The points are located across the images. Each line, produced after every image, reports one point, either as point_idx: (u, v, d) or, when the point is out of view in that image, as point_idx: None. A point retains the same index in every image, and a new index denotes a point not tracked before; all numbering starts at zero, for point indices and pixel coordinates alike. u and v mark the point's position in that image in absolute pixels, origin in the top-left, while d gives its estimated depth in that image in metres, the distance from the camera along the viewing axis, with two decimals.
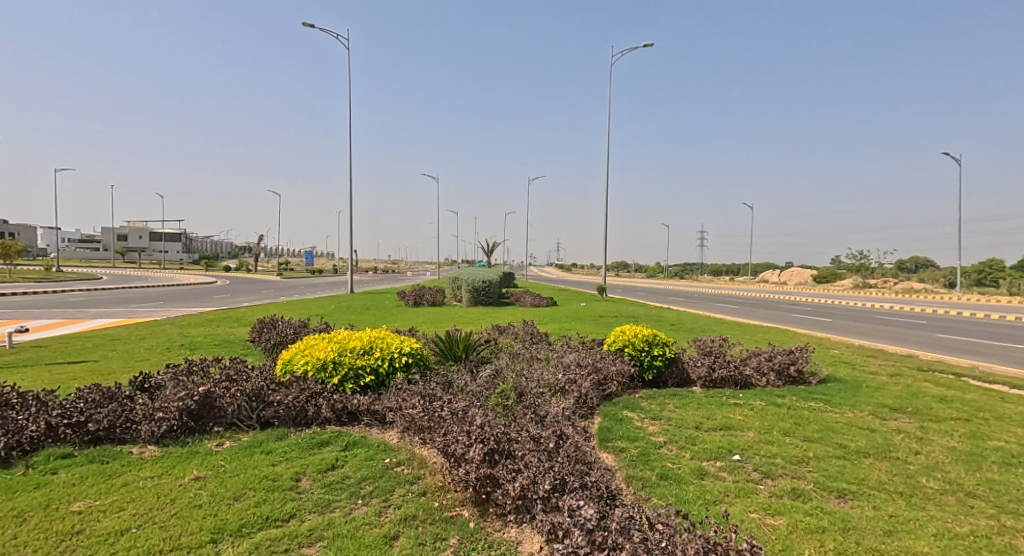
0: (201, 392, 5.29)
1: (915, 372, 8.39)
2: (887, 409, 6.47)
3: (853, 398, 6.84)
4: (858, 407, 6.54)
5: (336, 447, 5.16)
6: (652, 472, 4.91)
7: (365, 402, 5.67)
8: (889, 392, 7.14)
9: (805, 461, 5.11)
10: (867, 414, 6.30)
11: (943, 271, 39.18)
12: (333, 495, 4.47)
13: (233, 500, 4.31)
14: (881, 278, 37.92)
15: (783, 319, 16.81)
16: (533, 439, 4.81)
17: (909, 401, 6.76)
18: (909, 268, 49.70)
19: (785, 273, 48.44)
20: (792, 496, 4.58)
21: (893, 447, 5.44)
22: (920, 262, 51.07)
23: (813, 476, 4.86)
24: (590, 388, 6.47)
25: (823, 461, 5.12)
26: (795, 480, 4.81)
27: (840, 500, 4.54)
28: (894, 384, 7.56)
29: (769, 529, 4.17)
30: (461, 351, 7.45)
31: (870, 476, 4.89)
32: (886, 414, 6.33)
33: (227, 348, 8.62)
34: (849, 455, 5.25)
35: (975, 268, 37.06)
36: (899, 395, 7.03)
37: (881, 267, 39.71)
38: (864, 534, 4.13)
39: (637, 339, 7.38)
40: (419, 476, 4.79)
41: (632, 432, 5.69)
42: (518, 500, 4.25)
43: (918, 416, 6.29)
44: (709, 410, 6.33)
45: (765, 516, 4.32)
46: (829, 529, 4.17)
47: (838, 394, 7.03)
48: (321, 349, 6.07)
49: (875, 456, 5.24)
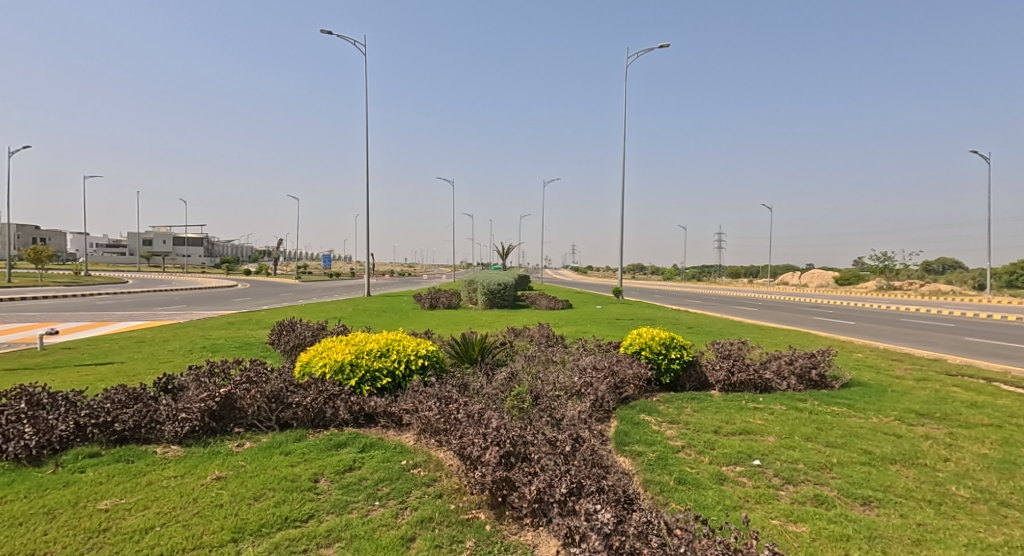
0: (222, 392, 5.38)
1: (942, 375, 8.29)
2: (914, 414, 6.40)
3: (878, 403, 6.76)
4: (883, 412, 6.47)
5: (353, 448, 5.23)
6: (670, 476, 4.90)
7: (382, 404, 5.72)
8: (915, 397, 7.05)
9: (827, 466, 5.08)
10: (893, 419, 6.24)
11: (970, 275, 38.53)
12: (351, 496, 4.53)
13: (253, 500, 4.38)
14: (906, 280, 37.42)
15: (802, 321, 16.72)
16: (550, 443, 4.83)
17: (936, 407, 6.66)
18: (934, 270, 49.05)
19: (807, 274, 48.13)
20: (815, 503, 4.55)
21: (921, 454, 5.38)
22: (945, 265, 50.12)
23: (837, 483, 4.83)
24: (607, 392, 6.46)
25: (846, 467, 5.07)
26: (818, 486, 4.79)
27: (865, 508, 4.51)
28: (921, 389, 7.46)
29: (791, 537, 4.15)
30: (478, 353, 7.50)
31: (898, 483, 4.84)
32: (913, 420, 6.25)
33: (247, 349, 8.75)
34: (874, 461, 5.20)
35: (1003, 272, 36.42)
36: (926, 399, 6.95)
37: (904, 269, 39.22)
38: (890, 543, 4.10)
39: (655, 342, 7.37)
40: (435, 478, 4.84)
41: (650, 436, 5.68)
42: (535, 503, 4.27)
43: (946, 422, 6.20)
44: (728, 414, 6.30)
45: (787, 523, 4.30)
46: (853, 537, 4.14)
47: (862, 399, 6.95)
48: (339, 351, 6.16)
49: (902, 463, 5.19)
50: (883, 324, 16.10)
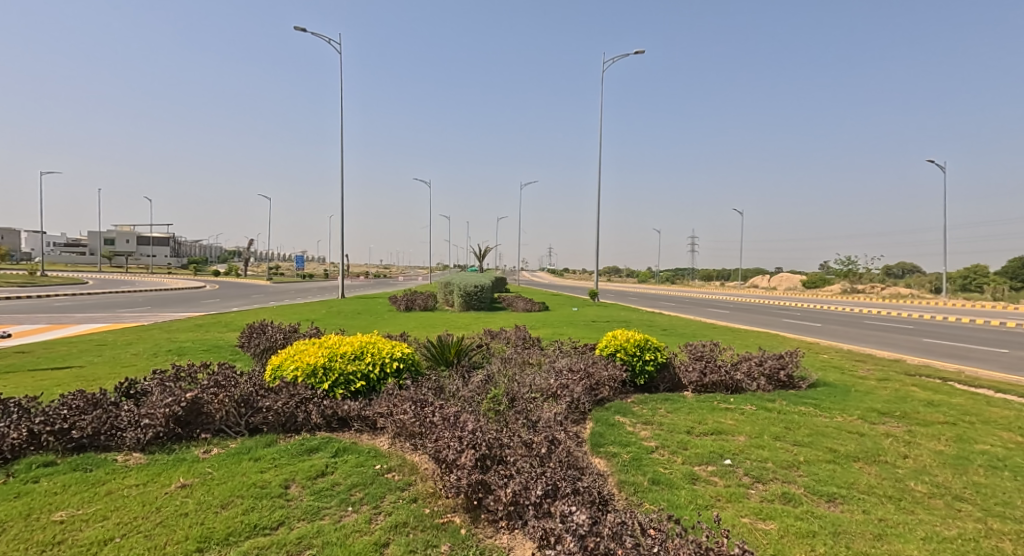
0: (188, 397, 5.21)
1: (902, 375, 8.42)
2: (876, 413, 6.47)
3: (842, 403, 6.83)
4: (848, 411, 6.53)
5: (326, 453, 5.11)
6: (644, 477, 4.87)
7: (356, 408, 5.62)
8: (878, 397, 7.13)
9: (795, 465, 5.09)
10: (856, 418, 6.31)
11: (928, 276, 39.81)
12: (323, 501, 4.41)
13: (221, 508, 4.25)
14: (868, 282, 38.45)
15: (770, 323, 16.97)
16: (525, 445, 4.77)
17: (896, 406, 6.75)
18: (893, 273, 50.53)
19: (774, 276, 49.06)
20: (783, 500, 4.55)
21: (882, 451, 5.43)
22: (905, 268, 51.41)
23: (803, 480, 4.84)
24: (582, 393, 6.43)
25: (813, 465, 5.09)
26: (786, 484, 4.79)
27: (830, 504, 4.52)
28: (883, 388, 7.55)
29: (760, 534, 4.14)
30: (454, 355, 7.43)
31: (860, 480, 4.87)
32: (875, 418, 6.32)
33: (215, 352, 8.52)
34: (839, 459, 5.23)
35: (958, 274, 37.79)
36: (887, 399, 7.03)
37: (868, 271, 40.24)
38: (854, 538, 4.11)
39: (630, 344, 7.37)
40: (410, 482, 4.75)
41: (624, 437, 5.65)
42: (510, 506, 4.19)
43: (906, 420, 6.29)
44: (701, 414, 6.30)
45: (756, 521, 4.29)
46: (819, 532, 4.15)
47: (828, 398, 7.01)
48: (311, 354, 6.01)
49: (865, 460, 5.22)
50: (848, 326, 16.45)
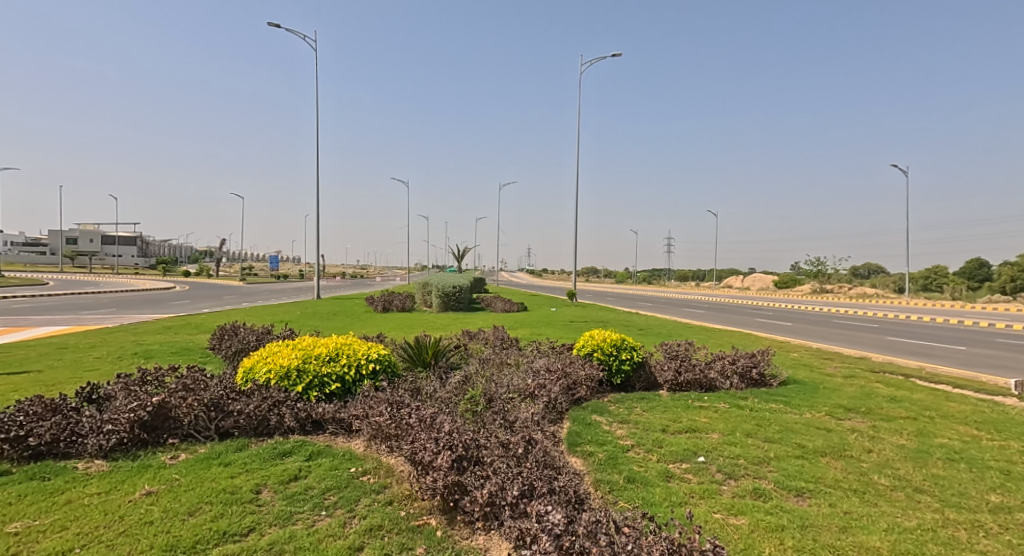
0: (154, 402, 5.07)
1: (868, 372, 8.55)
2: (842, 409, 6.54)
3: (811, 400, 6.90)
4: (816, 407, 6.59)
5: (299, 457, 5.00)
6: (620, 475, 4.85)
7: (330, 410, 5.52)
8: (844, 393, 7.22)
9: (766, 461, 5.11)
10: (824, 414, 6.37)
11: (893, 276, 40.73)
12: (295, 506, 4.31)
13: (188, 515, 4.13)
14: (837, 282, 39.18)
15: (742, 323, 17.16)
16: (502, 446, 4.72)
17: (862, 402, 6.83)
18: (860, 273, 51.52)
19: (747, 277, 49.70)
20: (754, 496, 4.56)
21: (847, 446, 5.49)
22: (872, 269, 52.45)
23: (774, 476, 4.85)
24: (560, 393, 6.40)
25: (783, 461, 5.12)
26: (757, 480, 4.80)
27: (799, 499, 4.54)
28: (849, 385, 7.65)
29: (732, 529, 4.14)
30: (431, 356, 7.35)
31: (827, 474, 4.90)
32: (841, 414, 6.38)
33: (184, 355, 8.32)
34: (807, 454, 5.27)
35: (921, 274, 38.72)
36: (853, 395, 7.12)
37: (836, 271, 40.98)
38: (820, 531, 4.12)
39: (606, 343, 7.36)
40: (385, 485, 4.66)
41: (600, 436, 5.63)
42: (486, 506, 4.14)
43: (870, 415, 6.37)
44: (675, 413, 6.31)
45: (728, 516, 4.29)
46: (788, 527, 4.15)
47: (797, 395, 7.08)
48: (285, 357, 5.89)
49: (831, 455, 5.27)
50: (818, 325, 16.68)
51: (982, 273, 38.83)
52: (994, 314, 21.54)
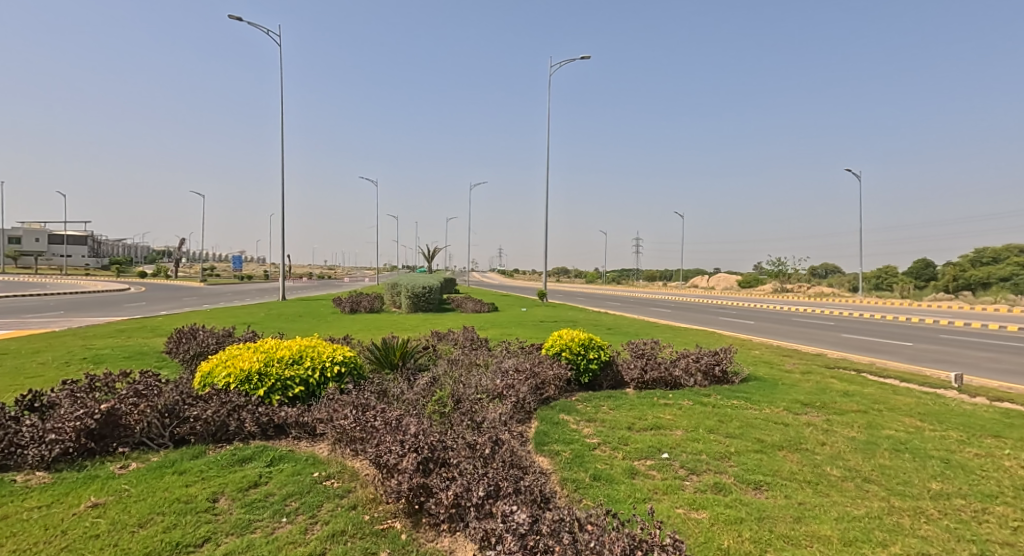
0: (102, 409, 4.87)
1: (824, 368, 8.71)
2: (799, 404, 6.63)
3: (770, 395, 6.97)
4: (774, 403, 6.66)
5: (260, 463, 4.85)
6: (586, 473, 4.81)
7: (293, 414, 5.37)
8: (801, 389, 7.32)
9: (726, 456, 5.12)
10: (782, 409, 6.44)
11: (847, 276, 41.77)
12: (254, 514, 4.17)
13: (137, 527, 3.96)
14: (796, 282, 40.00)
15: (706, 321, 17.38)
16: (469, 446, 4.64)
17: (817, 397, 6.93)
18: (818, 273, 52.77)
19: (712, 277, 50.43)
20: (714, 490, 4.56)
21: (803, 439, 5.54)
22: (829, 269, 53.72)
23: (734, 470, 4.87)
24: (528, 393, 6.34)
25: (742, 455, 5.14)
26: (718, 474, 4.81)
27: (757, 492, 4.55)
28: (806, 381, 7.76)
29: (693, 523, 4.13)
30: (399, 358, 7.22)
31: (783, 467, 4.94)
32: (797, 409, 6.46)
33: (138, 360, 8.04)
34: (765, 448, 5.30)
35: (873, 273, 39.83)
36: (809, 390, 7.22)
37: (795, 271, 41.86)
38: (776, 522, 4.14)
39: (574, 343, 7.33)
40: (349, 489, 4.54)
41: (567, 435, 5.59)
42: (452, 508, 4.05)
43: (824, 410, 6.46)
44: (641, 410, 6.31)
45: (689, 511, 4.28)
46: (746, 519, 4.16)
47: (757, 391, 7.15)
48: (245, 360, 5.70)
49: (788, 449, 5.31)
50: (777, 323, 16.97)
51: (928, 273, 40.16)
52: (940, 311, 22.26)
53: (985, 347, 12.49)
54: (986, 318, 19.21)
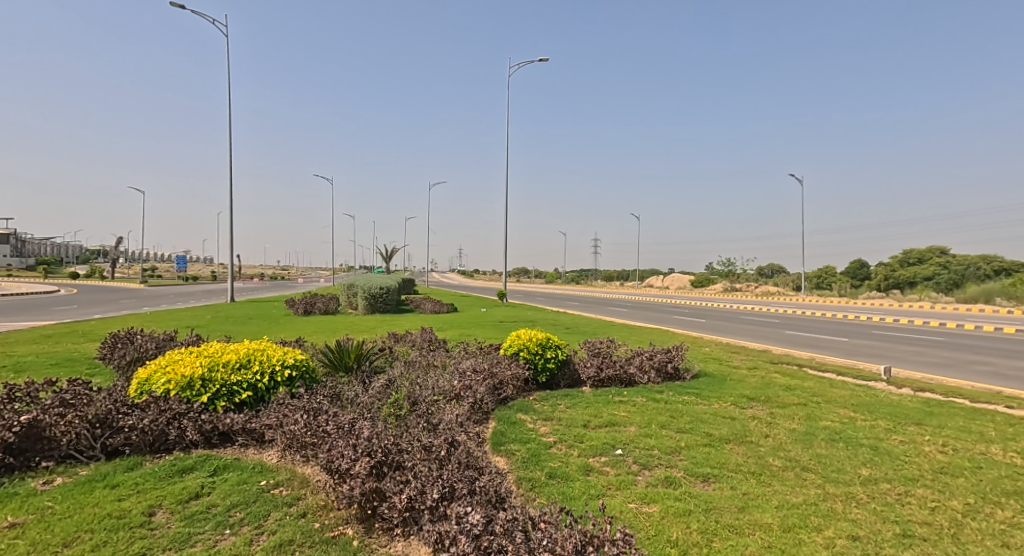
0: (24, 421, 4.53)
1: (769, 364, 8.85)
2: (745, 399, 6.68)
3: (719, 391, 7.01)
4: (723, 398, 6.71)
5: (202, 473, 4.59)
6: (541, 472, 4.71)
7: (240, 420, 5.12)
8: (746, 384, 7.40)
9: (677, 450, 5.10)
10: (729, 404, 6.48)
11: (789, 276, 42.86)
12: (195, 526, 3.93)
13: (62, 547, 3.68)
14: (745, 281, 40.87)
15: (659, 320, 17.56)
16: (425, 448, 4.47)
17: (762, 391, 7.01)
18: (766, 273, 54.13)
19: (666, 277, 51.17)
20: (665, 484, 4.52)
21: (748, 432, 5.57)
22: (775, 269, 55.14)
23: (684, 464, 4.84)
24: (485, 394, 6.20)
25: (692, 449, 5.13)
26: (669, 468, 4.78)
27: (705, 484, 4.53)
28: (752, 376, 7.86)
29: (644, 517, 4.07)
30: (354, 360, 7.00)
31: (730, 459, 4.93)
32: (743, 403, 6.51)
33: (68, 367, 7.59)
34: (713, 442, 5.30)
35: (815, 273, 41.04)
36: (754, 385, 7.31)
37: (743, 271, 42.80)
38: (722, 512, 4.12)
39: (532, 342, 7.22)
40: (298, 497, 4.34)
41: (524, 434, 5.48)
42: (406, 511, 3.90)
43: (768, 403, 6.52)
44: (597, 408, 6.25)
45: (641, 505, 4.22)
46: (694, 511, 4.13)
47: (707, 387, 7.19)
48: (187, 365, 5.39)
49: (734, 441, 5.32)
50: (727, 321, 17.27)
51: (862, 272, 41.69)
52: (876, 308, 23.09)
53: (915, 342, 12.96)
54: (920, 315, 19.97)
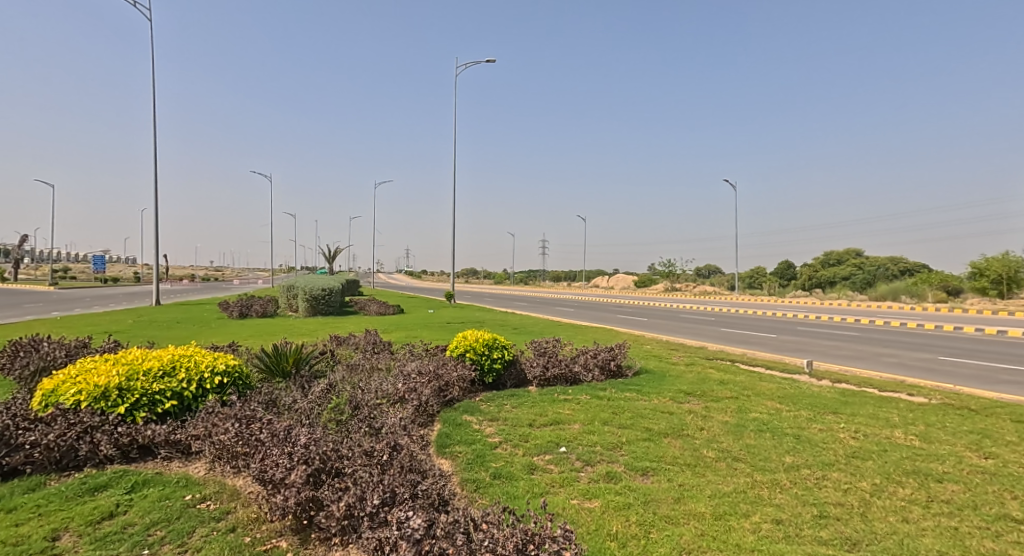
0: None
1: (705, 360, 8.90)
2: (682, 394, 6.64)
3: (658, 387, 6.96)
4: (662, 393, 6.65)
5: (118, 490, 4.17)
6: (486, 472, 4.49)
7: (162, 431, 4.70)
8: (683, 379, 7.39)
9: (618, 445, 4.97)
10: (668, 399, 6.42)
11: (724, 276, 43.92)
12: (107, 550, 3.53)
13: None
14: (684, 282, 41.73)
15: (602, 319, 17.63)
16: (366, 452, 4.18)
17: (698, 386, 7.00)
18: (703, 273, 55.48)
19: (609, 278, 51.77)
20: (606, 479, 4.37)
21: (684, 425, 5.51)
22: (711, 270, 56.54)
23: (625, 459, 4.71)
24: (431, 396, 5.93)
25: (632, 444, 5.01)
26: (610, 464, 4.64)
27: (645, 478, 4.40)
28: (689, 372, 7.87)
29: (586, 513, 3.90)
30: (292, 365, 6.62)
31: (666, 453, 4.83)
32: (681, 398, 6.47)
33: None
34: (653, 436, 5.20)
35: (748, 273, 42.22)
36: (691, 380, 7.31)
37: (682, 271, 43.72)
38: (660, 504, 4.00)
39: (479, 343, 6.99)
40: (227, 511, 3.98)
41: (470, 435, 5.24)
42: (344, 520, 3.60)
43: (704, 398, 6.50)
44: (542, 407, 6.08)
45: (583, 501, 4.06)
46: (634, 504, 3.99)
47: (648, 384, 7.13)
48: (101, 374, 4.89)
49: (672, 435, 5.24)
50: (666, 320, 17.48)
51: (790, 272, 43.17)
52: (805, 306, 23.87)
53: (840, 337, 13.39)
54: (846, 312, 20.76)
